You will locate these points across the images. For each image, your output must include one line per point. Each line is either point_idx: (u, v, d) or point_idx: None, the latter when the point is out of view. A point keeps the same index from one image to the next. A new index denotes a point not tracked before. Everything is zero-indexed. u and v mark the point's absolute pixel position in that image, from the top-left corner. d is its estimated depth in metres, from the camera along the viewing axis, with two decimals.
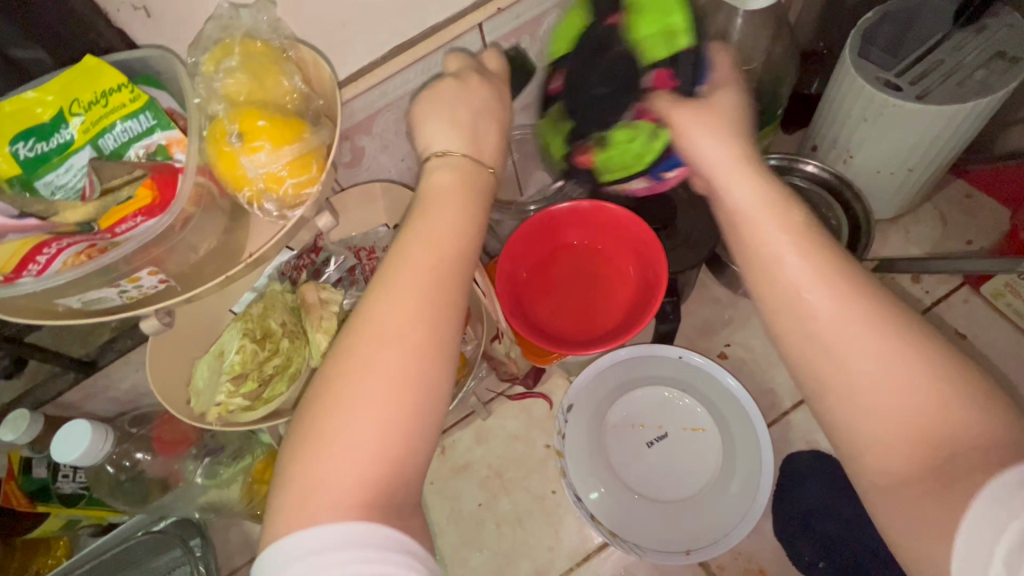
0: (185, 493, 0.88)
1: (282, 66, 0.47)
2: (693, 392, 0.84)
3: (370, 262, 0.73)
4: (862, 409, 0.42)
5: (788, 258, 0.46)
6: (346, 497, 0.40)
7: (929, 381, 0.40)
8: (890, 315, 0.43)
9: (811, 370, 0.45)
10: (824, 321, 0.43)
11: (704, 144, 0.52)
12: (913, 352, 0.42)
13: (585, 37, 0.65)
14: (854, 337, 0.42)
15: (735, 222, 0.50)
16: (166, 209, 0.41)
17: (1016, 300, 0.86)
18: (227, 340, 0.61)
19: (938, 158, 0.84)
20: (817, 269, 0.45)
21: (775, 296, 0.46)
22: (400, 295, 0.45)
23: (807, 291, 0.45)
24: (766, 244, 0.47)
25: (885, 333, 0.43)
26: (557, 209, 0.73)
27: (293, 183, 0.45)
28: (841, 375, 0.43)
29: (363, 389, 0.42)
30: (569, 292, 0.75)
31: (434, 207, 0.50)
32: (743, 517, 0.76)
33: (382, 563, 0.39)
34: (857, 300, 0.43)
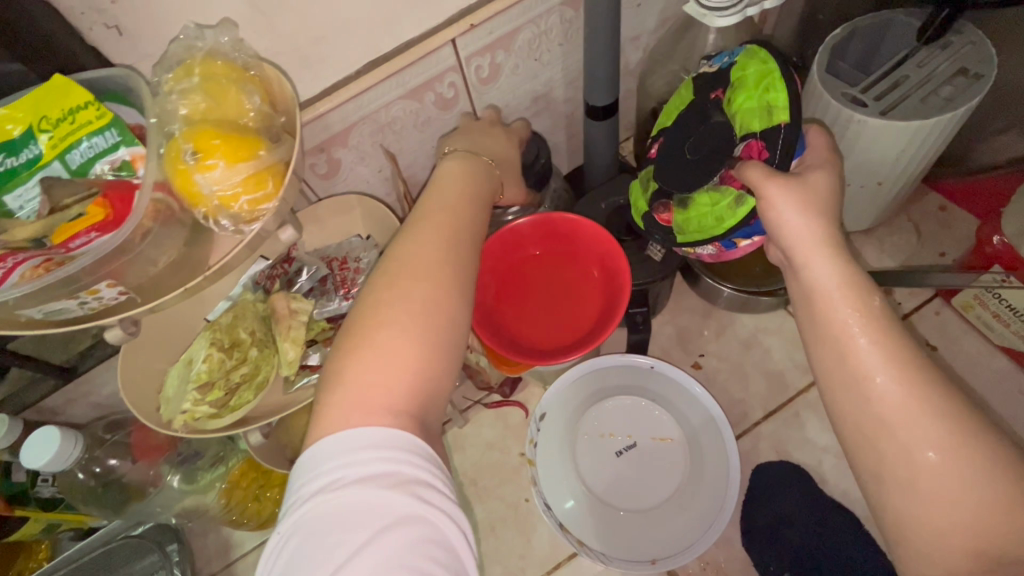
0: (163, 498, 0.89)
1: (242, 85, 0.49)
2: (663, 402, 0.85)
3: (341, 272, 0.75)
4: (909, 475, 0.47)
5: (819, 283, 0.53)
6: (387, 397, 0.48)
7: (970, 456, 0.45)
8: (940, 389, 0.48)
9: (857, 414, 0.50)
10: (888, 395, 0.49)
11: (792, 218, 0.54)
12: (926, 386, 0.49)
13: (692, 107, 0.68)
14: (904, 405, 0.48)
15: (784, 243, 0.55)
16: (119, 224, 0.43)
17: (985, 314, 0.87)
18: (196, 350, 0.62)
19: (907, 172, 0.85)
20: (871, 330, 0.51)
21: (818, 322, 0.53)
22: (430, 245, 0.55)
23: (863, 354, 0.50)
24: (830, 310, 0.52)
25: (903, 363, 0.50)
26: (518, 222, 0.74)
27: (249, 199, 0.46)
28: (891, 440, 0.48)
29: (388, 333, 0.50)
30: (536, 302, 0.76)
31: (445, 199, 0.61)
32: (715, 515, 0.77)
33: (408, 469, 0.46)
34: (906, 368, 0.49)
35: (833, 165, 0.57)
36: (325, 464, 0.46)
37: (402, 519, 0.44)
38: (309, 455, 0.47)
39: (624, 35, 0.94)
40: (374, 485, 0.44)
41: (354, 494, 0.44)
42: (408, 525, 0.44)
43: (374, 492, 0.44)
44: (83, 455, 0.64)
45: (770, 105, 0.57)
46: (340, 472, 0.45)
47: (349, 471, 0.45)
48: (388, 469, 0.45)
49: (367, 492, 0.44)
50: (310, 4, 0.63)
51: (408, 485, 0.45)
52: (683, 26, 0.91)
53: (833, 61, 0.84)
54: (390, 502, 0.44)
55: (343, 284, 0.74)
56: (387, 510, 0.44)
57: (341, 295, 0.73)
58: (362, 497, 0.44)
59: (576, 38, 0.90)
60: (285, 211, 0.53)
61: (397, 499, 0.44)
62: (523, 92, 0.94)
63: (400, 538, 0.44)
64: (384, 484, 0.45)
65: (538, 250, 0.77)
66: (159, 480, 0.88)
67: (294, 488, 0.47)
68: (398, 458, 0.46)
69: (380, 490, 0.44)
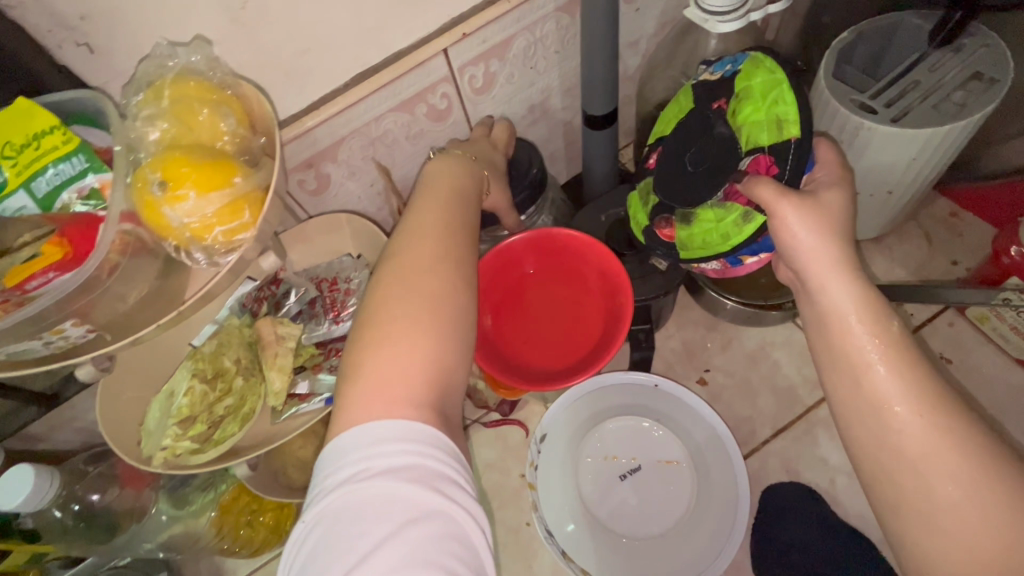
0: (151, 527, 0.86)
1: (216, 106, 0.46)
2: (666, 423, 0.81)
3: (331, 294, 0.71)
4: (929, 513, 0.43)
5: (831, 301, 0.49)
6: (412, 388, 0.44)
7: (998, 496, 0.42)
8: (965, 423, 0.44)
9: (872, 442, 0.47)
10: (905, 428, 0.45)
11: (802, 236, 0.49)
12: (952, 418, 0.44)
13: (692, 117, 0.65)
14: (925, 436, 0.44)
15: (794, 258, 0.51)
16: (80, 263, 0.40)
17: (1003, 326, 0.83)
18: (177, 381, 0.60)
19: (917, 180, 0.82)
20: (889, 355, 0.47)
21: (830, 343, 0.49)
22: (433, 234, 0.53)
23: (880, 382, 0.46)
24: (845, 332, 0.48)
25: (928, 391, 0.45)
26: (511, 240, 0.71)
27: (223, 230, 0.43)
28: (910, 475, 0.44)
29: (404, 326, 0.47)
30: (533, 323, 0.73)
31: (441, 197, 0.57)
32: (727, 538, 0.74)
33: (431, 461, 0.42)
34: (928, 397, 0.45)
35: (846, 183, 0.53)
36: (348, 454, 0.42)
37: (424, 514, 0.40)
38: (334, 453, 0.43)
39: (623, 40, 0.91)
40: (395, 477, 0.41)
41: (374, 486, 0.40)
42: (431, 521, 0.40)
43: (398, 490, 0.40)
44: (60, 493, 0.61)
45: (780, 120, 0.54)
46: (361, 460, 0.42)
47: (370, 460, 0.41)
48: (409, 460, 0.41)
49: (386, 485, 0.40)
50: (293, 16, 0.60)
51: (430, 479, 0.41)
52: (684, 30, 0.87)
53: (840, 65, 0.80)
54: (412, 496, 0.40)
55: (332, 306, 0.71)
56: (408, 506, 0.40)
57: (332, 319, 0.70)
58: (382, 489, 0.40)
59: (573, 45, 0.87)
60: (266, 237, 0.50)
61: (419, 493, 0.40)
62: (518, 102, 0.91)
63: (419, 537, 0.39)
64: (406, 476, 0.41)
65: (533, 268, 0.73)
66: (147, 509, 0.85)
67: (315, 478, 0.44)
68: (420, 451, 0.42)
69: (402, 481, 0.40)
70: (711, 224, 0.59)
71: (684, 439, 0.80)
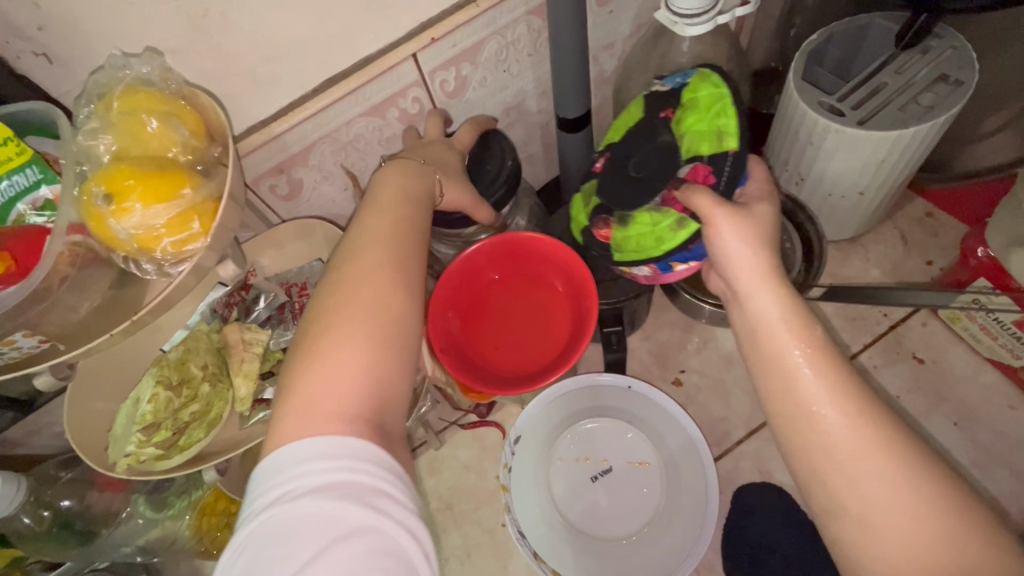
0: (129, 530, 0.86)
1: (168, 116, 0.46)
2: (637, 423, 0.82)
3: (300, 299, 0.72)
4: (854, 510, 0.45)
5: (763, 306, 0.52)
6: (343, 407, 0.45)
7: (915, 493, 0.44)
8: (885, 420, 0.47)
9: (804, 444, 0.48)
10: (833, 427, 0.47)
11: (734, 244, 0.53)
12: (873, 417, 0.47)
13: (641, 125, 0.66)
14: (851, 438, 0.46)
15: (730, 265, 0.54)
16: (27, 274, 0.41)
17: (973, 326, 0.84)
18: (143, 388, 0.60)
19: (888, 182, 0.82)
20: (813, 358, 0.49)
21: (763, 348, 0.51)
22: (373, 249, 0.52)
23: (808, 385, 0.48)
24: (773, 340, 0.51)
25: (850, 392, 0.48)
26: (476, 247, 0.71)
27: (172, 241, 0.44)
28: (838, 474, 0.46)
29: (345, 337, 0.47)
30: (501, 328, 0.73)
31: (386, 202, 0.56)
32: (695, 536, 0.75)
33: (363, 478, 0.42)
34: (851, 398, 0.47)
35: (773, 198, 0.57)
36: (280, 472, 0.42)
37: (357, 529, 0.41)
38: (265, 473, 0.43)
39: (597, 43, 0.91)
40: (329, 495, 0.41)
41: (305, 505, 0.41)
42: (360, 541, 0.40)
43: (329, 504, 0.40)
44: (28, 499, 0.62)
45: (721, 130, 0.57)
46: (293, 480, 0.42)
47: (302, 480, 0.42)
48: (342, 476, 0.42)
49: (318, 503, 0.40)
50: (255, 25, 0.60)
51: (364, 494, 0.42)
52: (657, 33, 0.87)
53: (810, 67, 0.81)
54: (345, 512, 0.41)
55: (301, 311, 0.71)
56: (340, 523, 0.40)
57: (300, 324, 0.70)
58: (312, 507, 0.40)
59: (546, 48, 0.87)
60: (223, 246, 0.51)
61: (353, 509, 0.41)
62: (493, 105, 0.91)
63: (353, 551, 0.40)
64: (339, 492, 0.41)
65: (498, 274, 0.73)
66: (125, 513, 0.85)
67: (248, 497, 0.43)
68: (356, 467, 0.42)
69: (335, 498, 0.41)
70: (646, 227, 0.60)
71: (653, 440, 0.81)
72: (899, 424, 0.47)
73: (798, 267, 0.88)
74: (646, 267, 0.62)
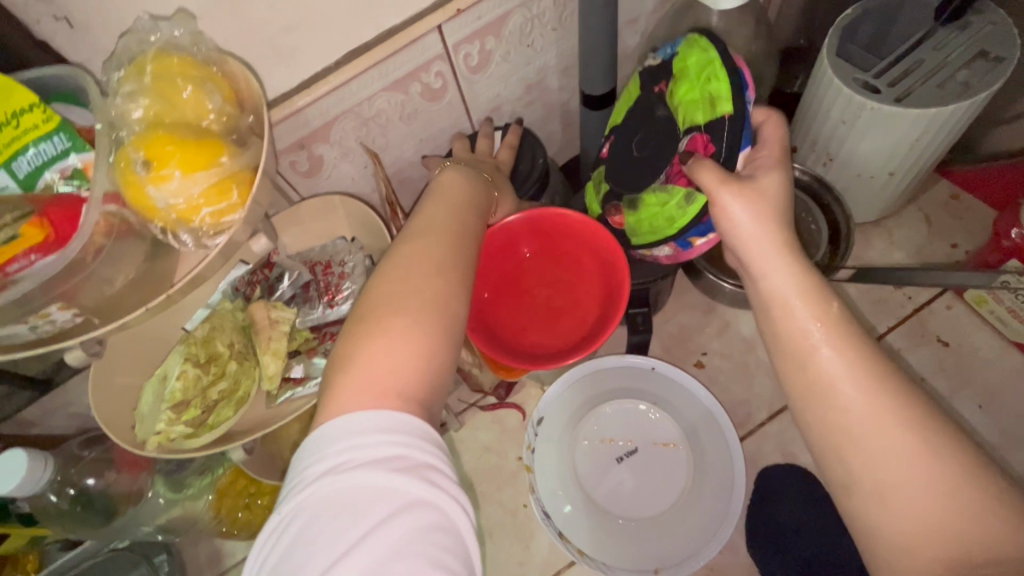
0: (150, 511, 0.86)
1: (202, 83, 0.44)
2: (661, 403, 0.82)
3: (325, 277, 0.70)
4: (874, 487, 0.44)
5: (776, 280, 0.51)
6: (402, 387, 0.44)
7: (934, 465, 0.43)
8: (908, 396, 0.45)
9: (821, 420, 0.47)
10: (849, 404, 0.46)
11: (741, 216, 0.51)
12: (893, 393, 0.45)
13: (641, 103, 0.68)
14: (867, 423, 0.45)
15: (739, 242, 0.52)
16: (64, 245, 0.39)
17: (1000, 309, 0.84)
18: (170, 365, 0.60)
19: (920, 162, 0.81)
20: (830, 332, 0.48)
21: (778, 324, 0.50)
22: (433, 236, 0.52)
23: (824, 360, 0.47)
24: (788, 315, 0.50)
25: (869, 367, 0.46)
26: (509, 219, 0.69)
27: (211, 211, 0.42)
28: (857, 453, 0.45)
29: (399, 323, 0.47)
30: (529, 306, 0.73)
31: (449, 198, 0.57)
32: (724, 515, 0.75)
33: (415, 453, 0.42)
34: (871, 370, 0.46)
35: (786, 165, 0.53)
36: (331, 444, 0.41)
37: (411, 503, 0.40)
38: (316, 447, 0.42)
39: (622, 17, 0.89)
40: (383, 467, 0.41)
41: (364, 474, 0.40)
42: (414, 516, 0.40)
43: (381, 477, 0.40)
44: (56, 478, 0.61)
45: (713, 97, 0.55)
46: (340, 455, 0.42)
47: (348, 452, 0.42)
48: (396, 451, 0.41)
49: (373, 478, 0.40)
50: None
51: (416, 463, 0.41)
52: (685, 8, 0.85)
53: (844, 43, 0.79)
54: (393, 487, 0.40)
55: (327, 290, 0.70)
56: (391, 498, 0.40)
57: (326, 303, 0.69)
58: (366, 481, 0.40)
59: (570, 22, 0.85)
60: (256, 220, 0.49)
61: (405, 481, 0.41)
62: (515, 81, 0.89)
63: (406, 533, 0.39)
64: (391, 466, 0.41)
65: (530, 250, 0.72)
66: (145, 494, 0.85)
67: (294, 470, 0.43)
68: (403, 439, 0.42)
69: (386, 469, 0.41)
70: (656, 206, 0.62)
71: (676, 420, 0.81)
72: (921, 401, 0.45)
73: (825, 246, 0.87)
74: (665, 245, 0.64)
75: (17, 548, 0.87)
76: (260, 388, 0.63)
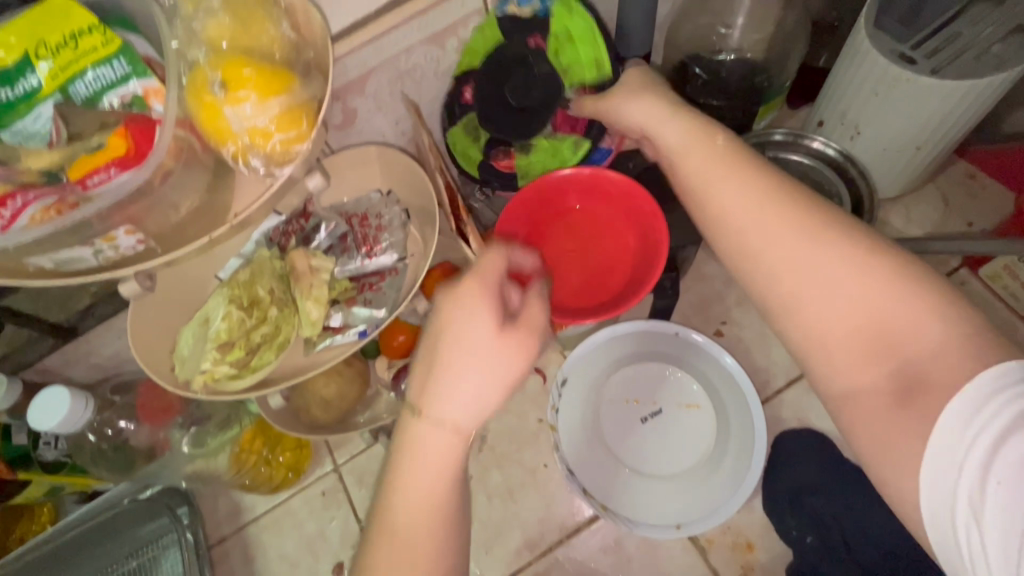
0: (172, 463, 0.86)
1: (270, 10, 0.43)
2: (685, 366, 0.83)
3: (362, 229, 0.70)
4: (804, 318, 0.46)
5: (726, 206, 0.50)
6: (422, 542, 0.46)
7: (849, 269, 0.44)
8: (806, 203, 0.48)
9: (757, 276, 0.49)
10: (817, 308, 0.45)
11: (670, 124, 0.57)
12: (853, 274, 0.44)
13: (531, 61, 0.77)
14: (781, 253, 0.47)
15: (696, 191, 0.53)
16: (142, 162, 0.38)
17: (1015, 285, 0.86)
18: (214, 306, 0.60)
19: (948, 137, 0.82)
20: (787, 229, 0.47)
21: (736, 246, 0.50)
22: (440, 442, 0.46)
23: (781, 260, 0.47)
24: (739, 229, 0.49)
25: (828, 263, 0.45)
26: (563, 172, 0.70)
27: (282, 139, 0.42)
28: (824, 351, 0.45)
29: (414, 485, 0.46)
30: (560, 261, 0.73)
31: (460, 352, 0.47)
32: (747, 475, 0.77)
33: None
34: (840, 253, 0.45)
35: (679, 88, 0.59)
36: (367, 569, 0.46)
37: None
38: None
39: None
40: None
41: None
42: None
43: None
44: (95, 418, 0.61)
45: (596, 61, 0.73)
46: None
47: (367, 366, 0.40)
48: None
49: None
50: None
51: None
52: None
53: None
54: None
55: (365, 242, 0.69)
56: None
57: (363, 254, 0.68)
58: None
59: None
60: (314, 156, 0.49)
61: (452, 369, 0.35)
62: None
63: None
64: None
65: (577, 204, 0.73)
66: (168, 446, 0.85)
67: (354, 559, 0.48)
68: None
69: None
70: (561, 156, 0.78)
71: (699, 384, 0.82)
72: (834, 212, 0.47)
73: None
74: None
75: (37, 497, 0.87)
76: (300, 334, 0.64)
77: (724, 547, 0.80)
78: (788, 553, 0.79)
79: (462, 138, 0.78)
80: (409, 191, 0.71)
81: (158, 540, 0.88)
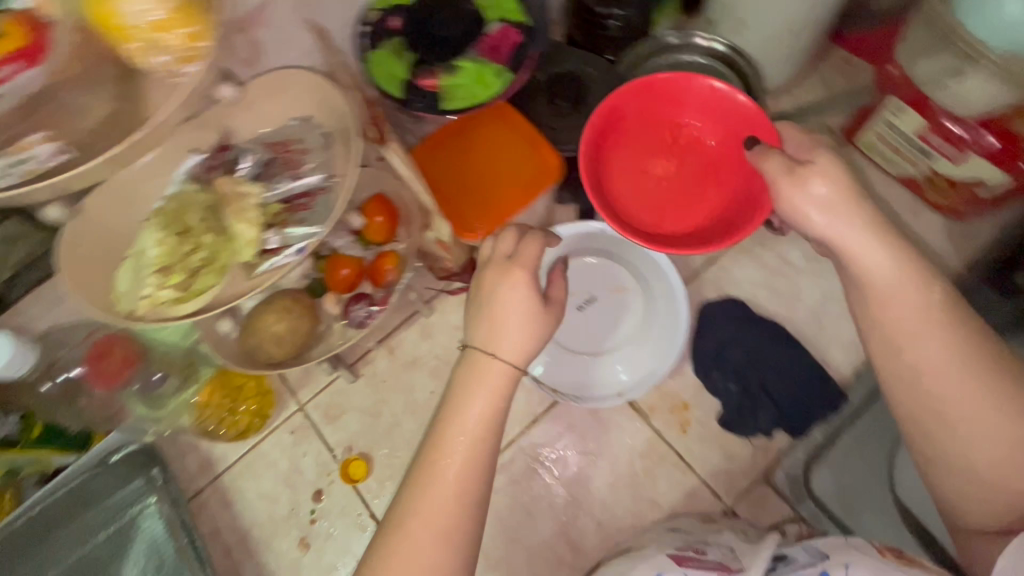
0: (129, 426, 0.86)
1: None
2: (612, 256, 0.91)
3: (286, 155, 0.72)
4: (924, 386, 0.55)
5: (889, 305, 0.56)
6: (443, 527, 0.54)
7: (992, 394, 0.53)
8: (975, 341, 0.54)
9: (897, 348, 0.57)
10: (949, 422, 0.54)
11: (818, 219, 0.59)
12: (946, 364, 0.54)
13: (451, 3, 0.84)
14: (925, 344, 0.55)
15: (862, 284, 0.58)
16: (43, 59, 0.40)
17: (886, 149, 0.97)
18: (146, 239, 0.63)
19: (819, 16, 0.91)
20: (942, 321, 0.55)
21: (891, 345, 0.57)
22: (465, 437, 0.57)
23: (917, 355, 0.55)
24: (903, 354, 0.56)
25: (938, 354, 0.54)
26: (698, 82, 0.80)
27: (182, 33, 0.43)
28: (948, 451, 0.55)
29: (463, 438, 0.57)
30: (674, 185, 0.81)
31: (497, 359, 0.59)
32: (674, 338, 0.87)
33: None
34: (967, 357, 0.54)
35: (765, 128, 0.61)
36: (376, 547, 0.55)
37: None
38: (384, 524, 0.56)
39: None
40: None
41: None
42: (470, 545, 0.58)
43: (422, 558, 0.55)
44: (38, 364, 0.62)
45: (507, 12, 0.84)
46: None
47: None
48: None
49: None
50: None
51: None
52: None
53: None
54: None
55: (291, 166, 0.71)
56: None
57: (291, 177, 0.71)
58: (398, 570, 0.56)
59: None
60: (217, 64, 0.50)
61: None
62: None
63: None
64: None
65: (696, 121, 0.82)
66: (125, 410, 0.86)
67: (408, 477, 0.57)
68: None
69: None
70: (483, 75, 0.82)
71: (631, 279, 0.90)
72: (976, 325, 0.55)
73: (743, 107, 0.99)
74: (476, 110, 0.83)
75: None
76: (239, 259, 0.66)
77: (664, 411, 0.90)
78: (718, 406, 0.90)
79: (383, 58, 0.82)
80: (326, 113, 0.72)
81: (138, 501, 0.90)
